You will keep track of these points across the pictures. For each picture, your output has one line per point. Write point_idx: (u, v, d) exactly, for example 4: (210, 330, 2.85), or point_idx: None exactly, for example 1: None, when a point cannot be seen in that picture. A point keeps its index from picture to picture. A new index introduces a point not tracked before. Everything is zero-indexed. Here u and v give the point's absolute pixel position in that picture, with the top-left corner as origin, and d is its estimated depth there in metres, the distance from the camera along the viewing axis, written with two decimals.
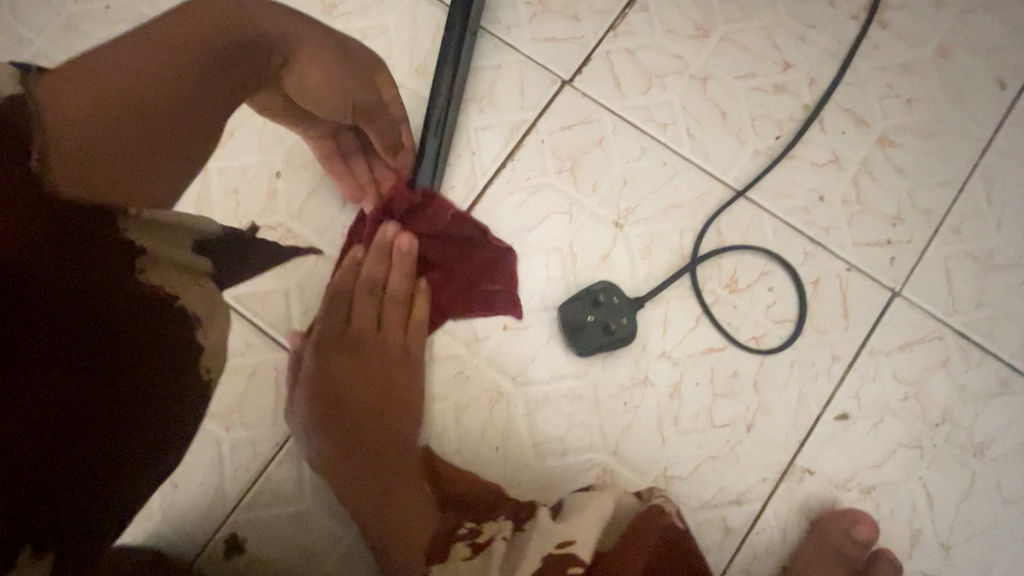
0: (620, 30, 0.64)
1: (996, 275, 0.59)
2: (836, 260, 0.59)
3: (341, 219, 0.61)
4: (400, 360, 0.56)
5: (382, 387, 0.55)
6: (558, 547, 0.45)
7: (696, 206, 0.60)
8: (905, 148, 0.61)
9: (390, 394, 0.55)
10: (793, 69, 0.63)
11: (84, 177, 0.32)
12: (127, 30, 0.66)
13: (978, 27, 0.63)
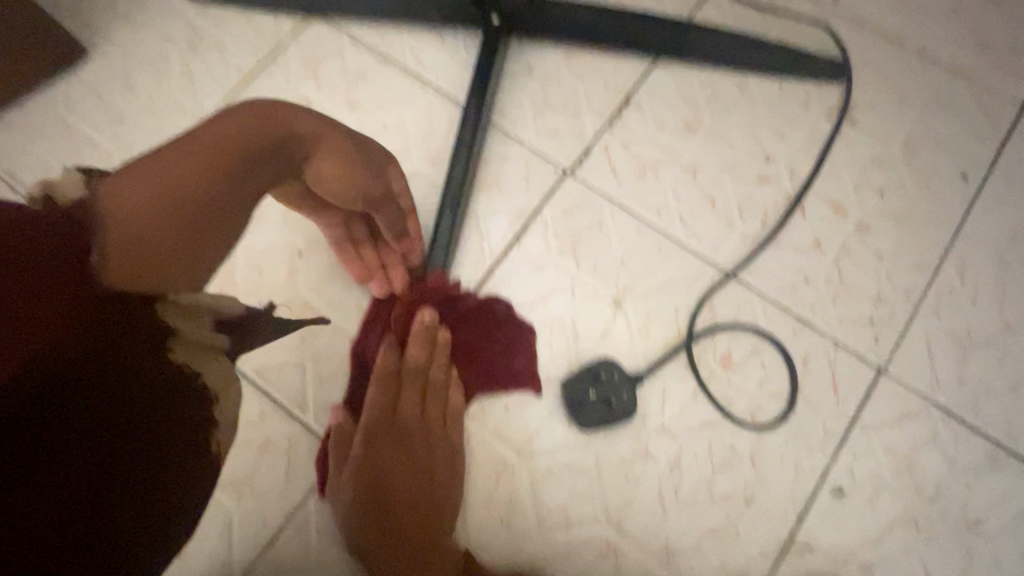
0: (616, 125, 0.71)
1: (974, 353, 0.62)
2: (823, 337, 0.63)
3: (357, 294, 0.65)
4: (411, 422, 0.59)
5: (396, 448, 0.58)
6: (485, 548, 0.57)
7: (689, 285, 0.65)
8: (881, 233, 0.66)
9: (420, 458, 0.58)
10: (774, 161, 0.69)
11: (127, 260, 0.34)
12: (169, 121, 0.73)
13: (939, 125, 0.70)
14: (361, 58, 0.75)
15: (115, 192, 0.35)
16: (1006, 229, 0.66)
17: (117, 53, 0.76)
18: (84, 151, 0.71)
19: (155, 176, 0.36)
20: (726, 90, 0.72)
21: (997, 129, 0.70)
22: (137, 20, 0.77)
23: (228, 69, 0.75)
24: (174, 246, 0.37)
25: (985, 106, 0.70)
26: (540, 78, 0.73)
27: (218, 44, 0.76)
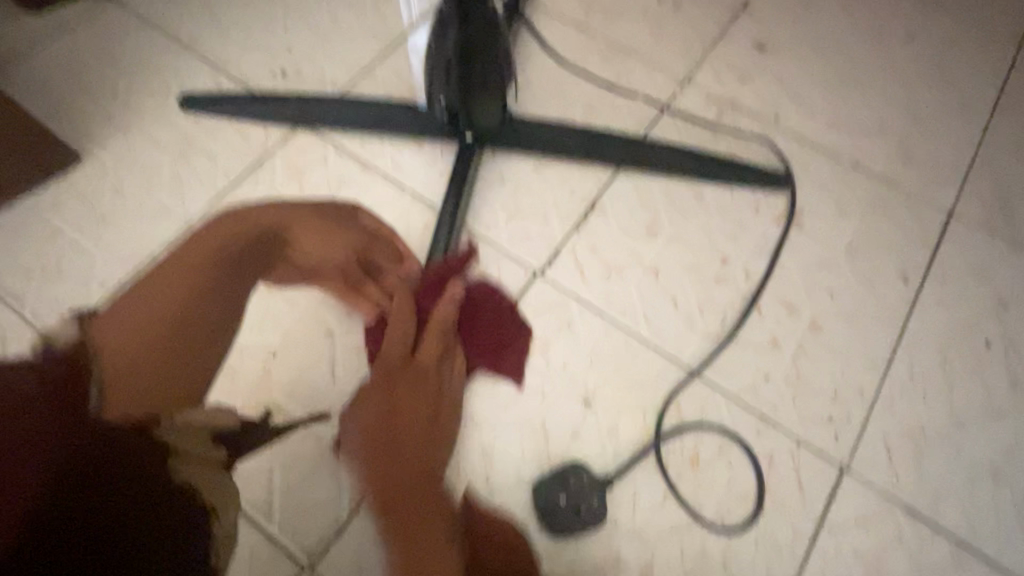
0: (583, 228, 0.76)
1: (931, 450, 0.64)
2: (786, 435, 0.65)
3: (331, 396, 0.66)
4: (417, 427, 0.64)
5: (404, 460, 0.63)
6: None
7: (655, 382, 0.67)
8: (832, 331, 0.70)
9: (416, 435, 0.64)
10: (730, 262, 0.74)
11: None
12: (154, 223, 0.76)
13: (876, 230, 0.76)
14: (343, 165, 0.80)
15: (115, 343, 0.65)
16: (948, 328, 0.70)
17: (110, 159, 0.80)
18: (68, 254, 0.74)
19: None
20: (682, 197, 0.78)
21: (930, 233, 0.76)
22: (133, 129, 0.82)
23: (215, 174, 0.79)
24: (151, 366, 0.64)
25: (916, 213, 0.77)
26: (512, 185, 0.78)
27: (207, 151, 0.81)
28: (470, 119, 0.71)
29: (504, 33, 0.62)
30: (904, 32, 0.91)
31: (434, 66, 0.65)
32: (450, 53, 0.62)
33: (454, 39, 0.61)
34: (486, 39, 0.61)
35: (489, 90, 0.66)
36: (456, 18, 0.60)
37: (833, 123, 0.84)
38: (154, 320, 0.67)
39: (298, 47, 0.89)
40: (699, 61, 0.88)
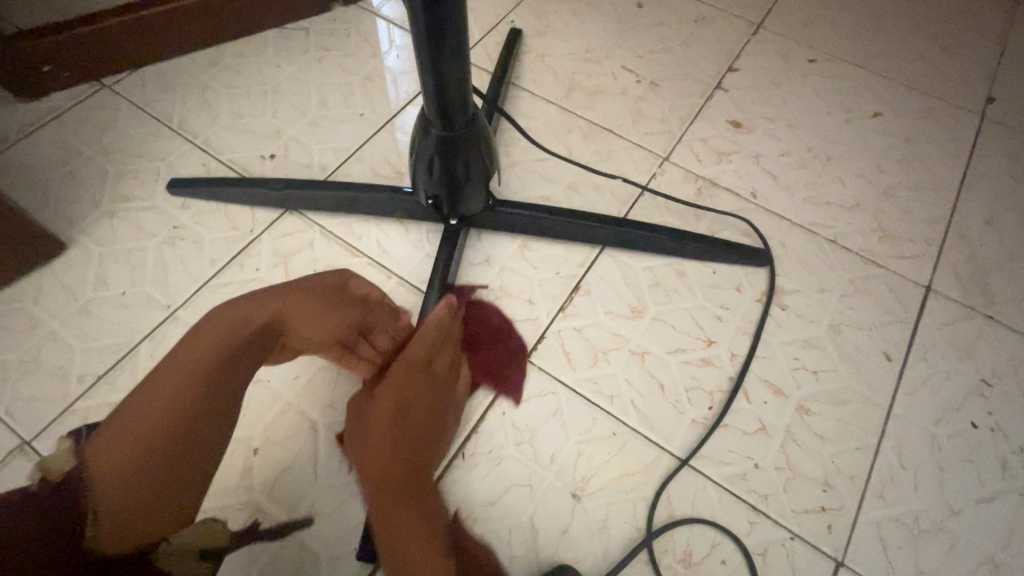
0: (569, 311, 0.76)
1: (925, 540, 0.63)
2: (779, 528, 0.64)
3: (314, 495, 0.65)
4: (427, 423, 0.61)
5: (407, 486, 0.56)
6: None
7: (645, 474, 0.66)
8: (820, 415, 0.70)
9: (424, 428, 0.61)
10: (716, 344, 0.74)
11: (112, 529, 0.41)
12: (138, 313, 0.75)
13: (857, 307, 0.77)
14: (330, 249, 0.80)
15: (120, 429, 0.44)
16: (934, 409, 0.70)
17: (97, 246, 0.80)
18: (48, 346, 0.73)
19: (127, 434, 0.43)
20: (666, 277, 0.79)
21: (910, 310, 0.77)
22: (121, 215, 0.83)
23: (202, 260, 0.79)
24: (167, 463, 0.44)
25: (896, 290, 0.79)
26: (497, 268, 0.79)
27: (194, 237, 0.81)
28: (457, 205, 0.71)
29: (484, 128, 0.63)
30: (871, 112, 0.95)
31: (417, 161, 0.65)
32: (432, 151, 0.62)
33: (435, 139, 0.61)
34: (467, 138, 0.62)
35: (473, 179, 0.67)
36: (436, 120, 0.60)
37: (809, 200, 0.86)
38: (185, 383, 0.47)
39: (288, 131, 0.91)
40: (678, 140, 0.91)
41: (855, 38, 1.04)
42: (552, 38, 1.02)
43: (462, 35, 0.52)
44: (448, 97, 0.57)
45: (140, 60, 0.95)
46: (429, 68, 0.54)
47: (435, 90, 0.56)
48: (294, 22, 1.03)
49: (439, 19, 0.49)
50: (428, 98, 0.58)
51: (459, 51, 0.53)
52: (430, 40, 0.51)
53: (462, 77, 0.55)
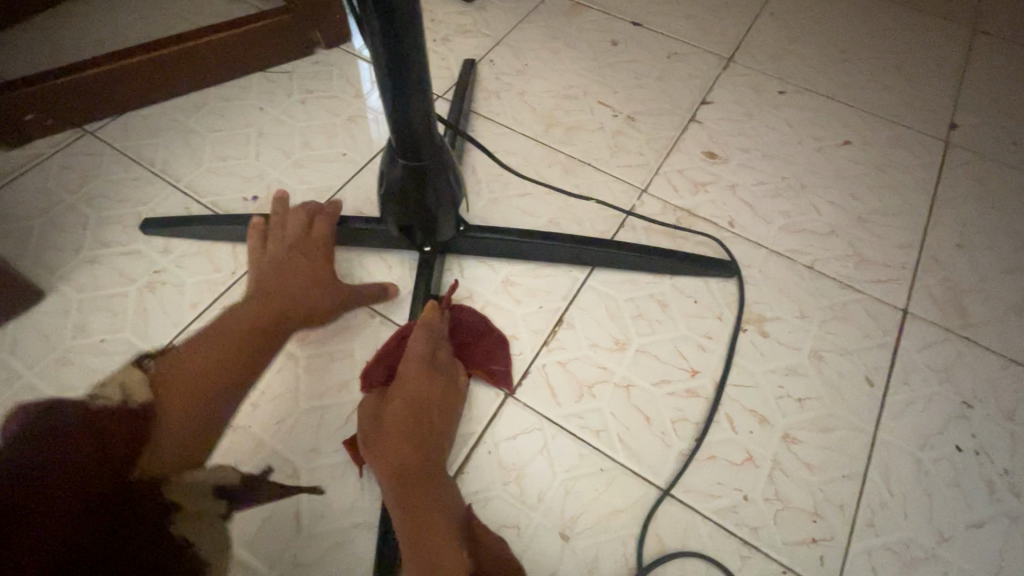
0: (553, 345, 0.76)
1: (918, 569, 0.63)
2: (771, 562, 0.63)
3: (297, 546, 0.63)
4: (436, 423, 0.64)
5: (427, 490, 0.58)
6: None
7: (633, 510, 0.65)
8: (807, 444, 0.70)
9: (434, 428, 0.63)
10: (700, 374, 0.74)
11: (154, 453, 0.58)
12: (117, 360, 0.74)
13: (837, 332, 0.78)
14: None
15: (173, 370, 0.63)
16: (917, 433, 0.70)
17: (76, 293, 0.79)
18: (22, 397, 0.71)
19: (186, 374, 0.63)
20: (650, 309, 0.79)
21: (889, 333, 0.78)
22: (101, 260, 0.82)
23: (183, 303, 0.79)
24: (198, 405, 0.62)
25: (874, 314, 0.80)
26: (481, 303, 0.79)
27: (176, 280, 0.81)
28: (430, 235, 0.72)
29: (450, 158, 0.65)
30: (841, 141, 0.99)
31: (386, 192, 0.66)
32: (399, 181, 0.64)
33: (401, 168, 0.62)
34: (433, 168, 0.63)
35: (443, 209, 0.68)
36: (401, 151, 0.61)
37: (785, 228, 0.88)
38: (235, 332, 0.66)
39: (271, 172, 0.92)
40: (655, 172, 0.93)
41: (822, 70, 1.08)
42: (530, 76, 1.05)
43: (422, 70, 0.54)
44: (411, 128, 0.58)
45: (125, 106, 0.97)
46: (392, 100, 0.55)
47: (398, 122, 0.57)
48: (278, 66, 1.05)
49: (395, 52, 0.51)
50: (393, 129, 0.59)
51: (420, 87, 0.54)
52: (390, 71, 0.53)
53: (424, 110, 0.57)
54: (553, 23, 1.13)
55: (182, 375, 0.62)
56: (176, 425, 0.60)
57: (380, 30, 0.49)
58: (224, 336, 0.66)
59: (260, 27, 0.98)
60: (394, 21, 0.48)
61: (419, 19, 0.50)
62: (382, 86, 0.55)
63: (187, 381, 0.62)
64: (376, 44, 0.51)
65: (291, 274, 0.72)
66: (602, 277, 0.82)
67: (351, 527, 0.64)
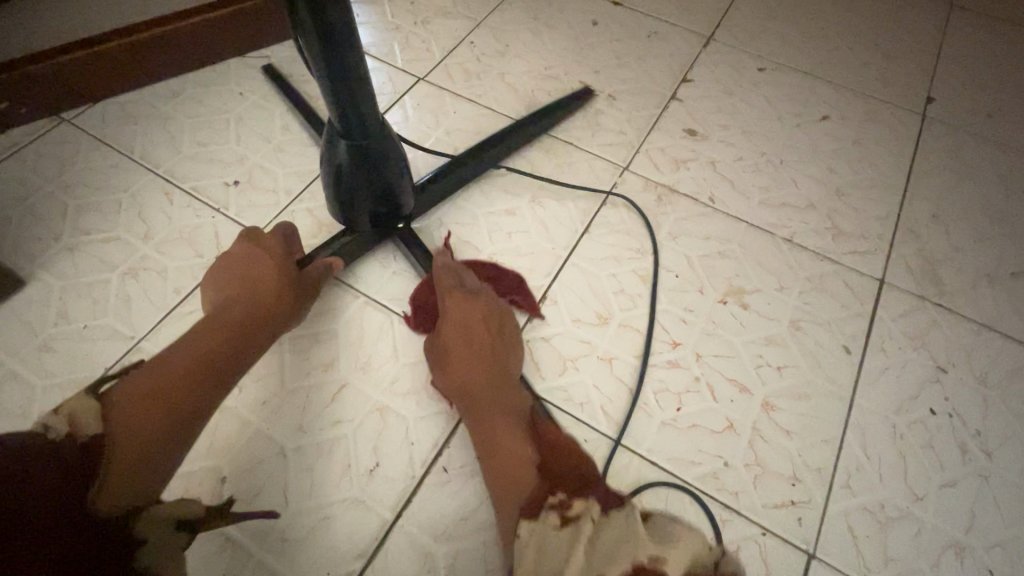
0: (536, 321, 0.77)
1: (893, 527, 0.65)
2: (751, 525, 0.64)
3: (285, 521, 0.64)
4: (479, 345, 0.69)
5: (481, 395, 0.65)
6: (649, 560, 0.46)
7: (617, 479, 0.67)
8: (786, 411, 0.71)
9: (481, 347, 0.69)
10: (681, 346, 0.76)
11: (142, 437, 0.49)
12: (100, 346, 0.74)
13: (815, 303, 0.80)
14: None
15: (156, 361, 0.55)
16: (893, 398, 0.72)
17: (56, 281, 0.79)
18: (5, 384, 0.71)
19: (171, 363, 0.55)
20: (632, 284, 0.80)
21: (866, 303, 0.80)
22: (81, 248, 0.82)
23: (166, 289, 0.79)
24: (175, 415, 0.51)
25: (851, 284, 0.81)
26: None
27: (158, 266, 0.80)
28: (390, 214, 0.72)
29: (394, 137, 0.66)
30: (819, 116, 1.00)
31: (331, 173, 0.66)
32: (344, 162, 0.64)
33: (345, 149, 0.63)
34: (378, 147, 0.64)
35: (398, 186, 0.69)
36: (344, 131, 0.62)
37: (765, 203, 0.89)
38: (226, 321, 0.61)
39: (251, 157, 0.92)
40: (636, 150, 0.94)
41: (801, 47, 1.09)
42: (511, 58, 1.05)
43: (354, 53, 0.54)
44: (351, 110, 0.59)
45: (99, 94, 0.95)
46: (326, 84, 0.56)
47: (334, 95, 0.57)
48: (256, 51, 1.05)
49: (325, 38, 0.51)
50: (334, 110, 0.60)
51: (354, 52, 0.54)
52: (323, 57, 0.53)
53: (361, 91, 0.57)
54: (533, 4, 1.13)
55: (158, 374, 0.53)
56: (170, 435, 0.51)
57: (304, 17, 0.49)
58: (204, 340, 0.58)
59: (234, 11, 0.98)
60: (317, 9, 0.49)
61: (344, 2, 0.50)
62: (314, 71, 0.56)
63: (164, 380, 0.52)
64: (302, 28, 0.51)
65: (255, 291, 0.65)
66: (584, 254, 0.83)
67: (340, 502, 0.65)
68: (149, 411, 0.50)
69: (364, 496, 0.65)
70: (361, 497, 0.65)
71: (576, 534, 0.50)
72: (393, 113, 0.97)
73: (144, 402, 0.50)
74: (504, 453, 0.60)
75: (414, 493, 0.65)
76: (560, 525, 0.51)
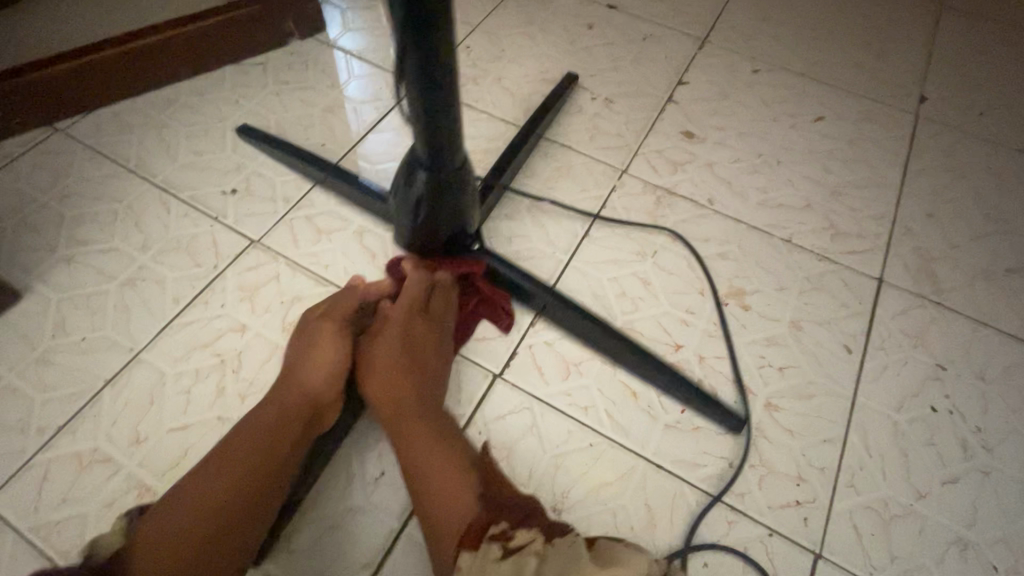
0: (538, 326, 0.77)
1: (897, 525, 0.65)
2: (757, 526, 0.65)
3: (290, 530, 0.63)
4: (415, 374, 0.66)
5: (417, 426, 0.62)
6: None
7: (622, 482, 0.67)
8: (789, 411, 0.72)
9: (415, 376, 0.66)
10: (683, 348, 0.76)
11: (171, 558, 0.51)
12: (99, 358, 0.73)
13: (815, 302, 0.80)
14: (297, 280, 0.80)
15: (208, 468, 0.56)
16: (894, 396, 0.73)
17: (53, 293, 0.78)
18: (4, 399, 0.70)
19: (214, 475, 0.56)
20: (633, 287, 0.81)
21: (865, 302, 0.80)
22: (78, 259, 0.81)
23: (165, 299, 0.78)
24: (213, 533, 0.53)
25: (850, 283, 0.82)
26: None
27: (157, 277, 0.80)
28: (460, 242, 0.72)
29: (471, 170, 0.65)
30: (814, 117, 1.00)
31: (407, 203, 0.66)
32: (420, 192, 0.64)
33: (425, 178, 0.62)
34: (455, 180, 0.63)
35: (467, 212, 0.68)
36: (425, 162, 0.61)
37: (763, 204, 0.90)
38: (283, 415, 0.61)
39: (249, 165, 0.91)
40: (634, 153, 0.94)
41: (795, 49, 1.10)
42: (507, 62, 1.05)
43: (448, 86, 0.54)
44: (436, 139, 0.58)
45: (94, 103, 0.95)
46: (418, 113, 0.56)
47: (422, 123, 0.57)
48: (252, 59, 1.04)
49: (425, 67, 0.51)
50: (420, 142, 0.59)
51: (449, 80, 0.54)
52: (422, 89, 0.53)
53: (448, 123, 0.57)
54: (527, 9, 1.13)
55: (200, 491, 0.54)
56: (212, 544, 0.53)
57: (410, 47, 0.50)
58: (234, 456, 0.56)
59: (228, 19, 0.97)
60: (422, 40, 0.49)
61: (447, 35, 0.50)
62: (407, 100, 0.56)
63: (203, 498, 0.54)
64: (404, 59, 0.51)
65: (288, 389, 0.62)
66: (583, 258, 0.83)
67: (346, 512, 0.64)
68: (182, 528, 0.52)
69: (370, 506, 0.65)
70: (366, 506, 0.65)
71: (516, 565, 0.46)
72: (391, 119, 0.99)
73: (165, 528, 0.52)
74: (442, 491, 0.56)
75: None
76: (501, 555, 0.48)
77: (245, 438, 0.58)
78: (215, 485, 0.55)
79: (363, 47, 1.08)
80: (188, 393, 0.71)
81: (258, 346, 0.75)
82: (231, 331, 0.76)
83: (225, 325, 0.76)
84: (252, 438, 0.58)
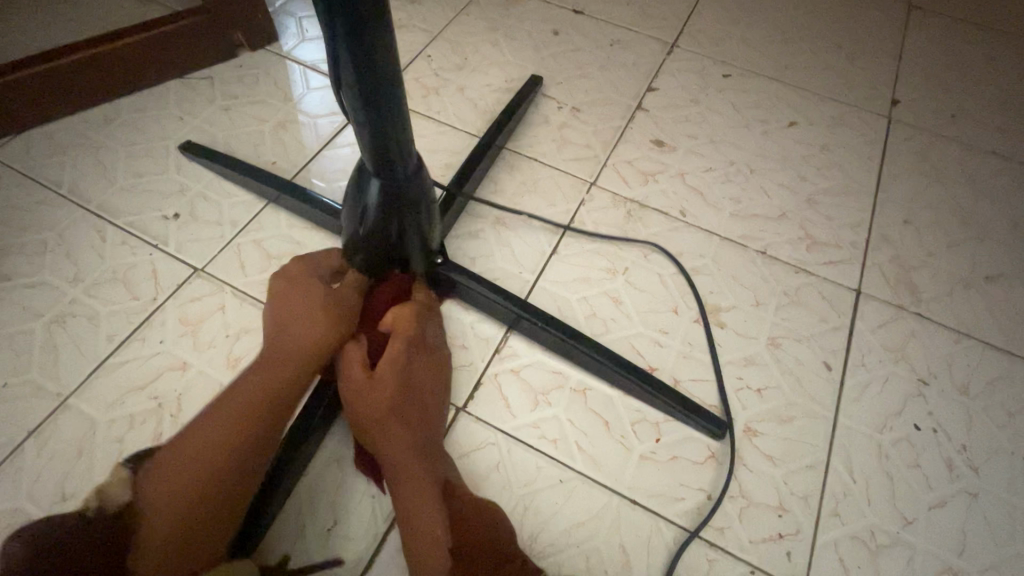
0: (504, 352, 0.72)
1: (884, 557, 0.62)
2: (738, 563, 0.61)
3: None
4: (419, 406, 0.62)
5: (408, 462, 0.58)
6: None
7: (595, 523, 0.62)
8: (770, 436, 0.68)
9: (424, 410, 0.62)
10: (657, 371, 0.72)
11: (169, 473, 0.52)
12: (24, 406, 0.67)
13: (793, 317, 0.77)
14: (243, 311, 0.75)
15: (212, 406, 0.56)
16: (877, 417, 0.70)
17: None
18: None
19: (211, 411, 0.56)
20: (605, 307, 0.76)
21: (844, 316, 0.77)
22: (3, 295, 0.74)
23: (99, 337, 0.72)
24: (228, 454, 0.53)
25: (828, 296, 0.79)
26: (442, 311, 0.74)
27: (89, 312, 0.74)
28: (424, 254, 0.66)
29: (429, 178, 0.59)
30: (787, 122, 0.97)
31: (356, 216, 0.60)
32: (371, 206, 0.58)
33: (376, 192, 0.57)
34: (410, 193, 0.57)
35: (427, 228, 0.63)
36: (376, 173, 0.56)
37: (737, 215, 0.86)
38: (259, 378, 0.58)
39: (193, 186, 0.85)
40: (603, 164, 0.90)
41: (764, 52, 1.07)
42: (470, 71, 1.00)
43: (394, 94, 0.48)
44: (383, 151, 0.53)
45: (24, 123, 0.88)
46: (360, 126, 0.50)
47: (368, 136, 0.51)
48: (199, 72, 0.98)
49: (362, 76, 0.45)
50: (366, 153, 0.54)
51: (393, 93, 0.48)
52: (361, 102, 0.48)
53: (396, 133, 0.51)
54: (490, 16, 1.09)
55: (205, 428, 0.54)
56: (212, 457, 0.53)
57: (343, 59, 0.44)
58: (206, 443, 0.53)
59: (168, 31, 0.90)
60: (358, 49, 0.43)
61: (388, 43, 0.44)
62: (349, 110, 0.49)
63: (206, 428, 0.54)
64: (338, 67, 0.45)
65: (243, 389, 0.57)
66: (552, 277, 0.79)
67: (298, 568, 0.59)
68: (188, 447, 0.53)
69: (323, 562, 0.59)
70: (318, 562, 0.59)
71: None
72: (349, 133, 0.93)
73: (185, 445, 0.53)
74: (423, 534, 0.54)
75: (377, 553, 0.60)
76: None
77: (237, 391, 0.57)
78: (176, 490, 0.51)
79: (320, 58, 1.02)
80: (121, 442, 0.65)
81: (199, 386, 0.69)
82: (172, 369, 0.70)
83: (164, 364, 0.70)
84: (171, 496, 0.51)
